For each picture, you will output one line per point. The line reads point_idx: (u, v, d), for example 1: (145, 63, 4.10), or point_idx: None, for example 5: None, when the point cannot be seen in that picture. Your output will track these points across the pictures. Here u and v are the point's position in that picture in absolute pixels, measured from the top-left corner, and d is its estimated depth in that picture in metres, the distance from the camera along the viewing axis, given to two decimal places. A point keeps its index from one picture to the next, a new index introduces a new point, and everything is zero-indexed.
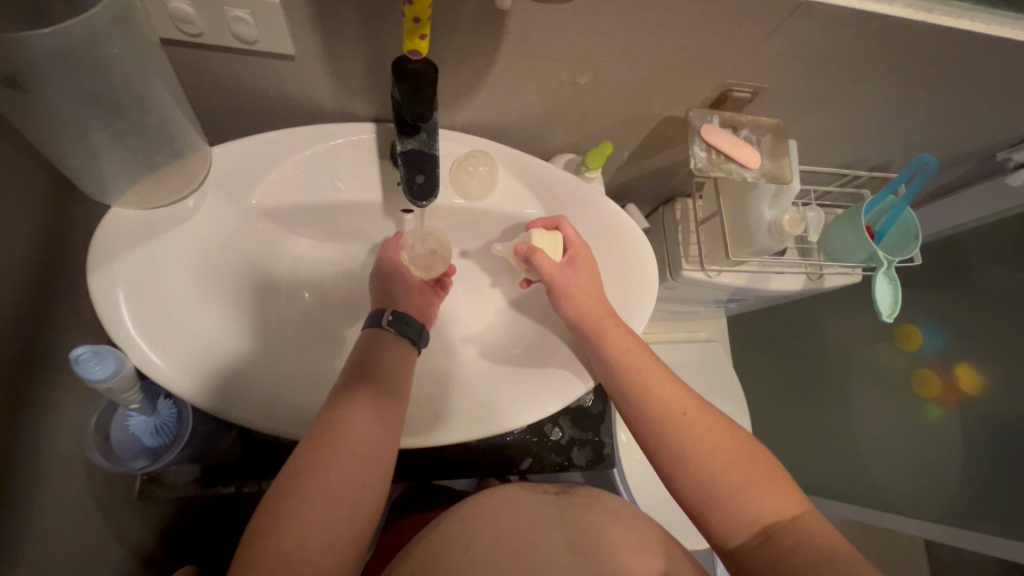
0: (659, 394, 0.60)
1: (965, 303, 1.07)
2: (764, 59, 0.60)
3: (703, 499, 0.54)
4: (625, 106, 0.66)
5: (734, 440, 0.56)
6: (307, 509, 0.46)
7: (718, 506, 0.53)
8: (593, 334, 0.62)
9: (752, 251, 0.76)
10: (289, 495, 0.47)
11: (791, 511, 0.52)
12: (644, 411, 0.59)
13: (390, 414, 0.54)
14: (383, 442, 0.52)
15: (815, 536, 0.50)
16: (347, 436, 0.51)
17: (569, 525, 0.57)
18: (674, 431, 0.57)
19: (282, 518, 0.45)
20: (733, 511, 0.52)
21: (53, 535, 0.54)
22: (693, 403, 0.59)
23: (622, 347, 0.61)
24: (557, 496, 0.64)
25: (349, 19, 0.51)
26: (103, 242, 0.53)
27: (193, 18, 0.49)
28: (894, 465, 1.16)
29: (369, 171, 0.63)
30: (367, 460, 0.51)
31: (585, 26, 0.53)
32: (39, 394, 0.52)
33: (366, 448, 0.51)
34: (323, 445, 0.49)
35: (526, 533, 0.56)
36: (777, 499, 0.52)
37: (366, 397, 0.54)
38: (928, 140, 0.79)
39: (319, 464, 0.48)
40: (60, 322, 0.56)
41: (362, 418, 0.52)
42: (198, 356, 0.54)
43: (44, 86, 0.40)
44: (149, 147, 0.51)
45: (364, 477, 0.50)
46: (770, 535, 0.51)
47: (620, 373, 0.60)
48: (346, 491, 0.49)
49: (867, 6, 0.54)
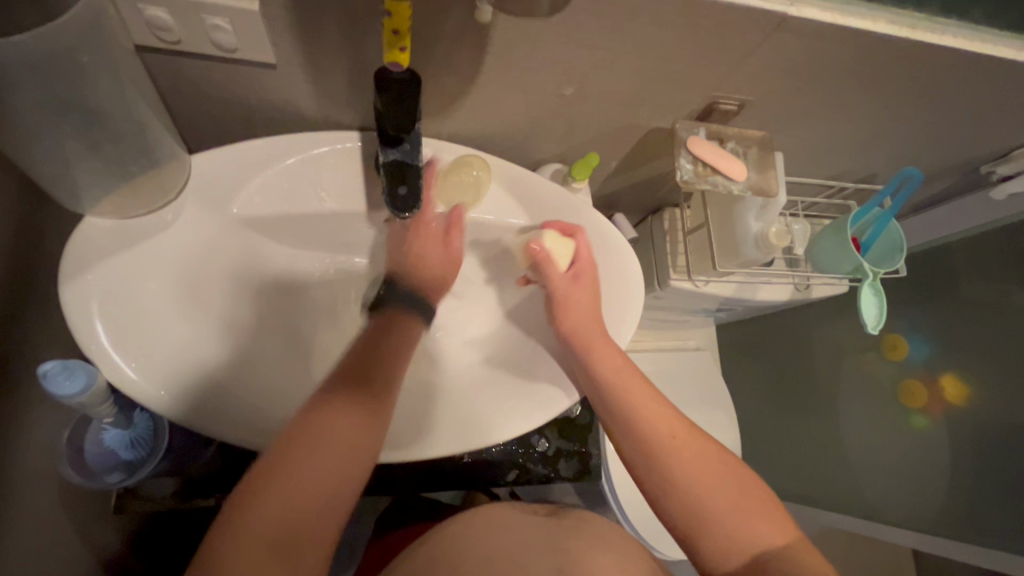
0: (654, 421, 0.59)
1: (951, 313, 1.07)
2: (749, 73, 0.60)
3: (696, 527, 0.55)
4: (612, 117, 0.66)
5: (730, 472, 0.57)
6: (267, 514, 0.44)
7: (709, 534, 0.55)
8: (588, 365, 0.62)
9: (738, 263, 0.76)
10: (247, 502, 0.44)
11: (781, 540, 0.53)
12: (637, 436, 0.59)
13: (376, 416, 0.51)
14: (359, 444, 0.49)
15: (806, 566, 0.51)
16: (321, 438, 0.47)
17: (558, 549, 0.57)
18: (663, 455, 0.58)
19: (239, 525, 0.43)
20: (724, 539, 0.54)
21: (22, 554, 0.52)
22: (681, 425, 0.60)
23: (610, 367, 0.61)
24: (549, 517, 0.64)
25: (330, 28, 0.50)
26: (76, 254, 0.52)
27: (169, 26, 0.48)
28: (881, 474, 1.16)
29: (352, 181, 0.63)
30: (337, 462, 0.47)
31: (569, 38, 0.53)
32: (11, 408, 0.51)
33: (338, 449, 0.48)
34: (292, 448, 0.46)
35: (513, 554, 0.55)
36: (767, 528, 0.54)
37: (348, 395, 0.51)
38: (913, 153, 0.80)
39: (285, 467, 0.45)
40: (32, 334, 0.55)
41: (344, 417, 0.49)
42: (174, 370, 0.53)
43: (10, 96, 0.39)
44: (125, 157, 0.50)
45: (334, 482, 0.47)
46: (760, 564, 0.52)
47: (612, 402, 0.61)
48: (311, 494, 0.46)
49: (851, 22, 0.54)
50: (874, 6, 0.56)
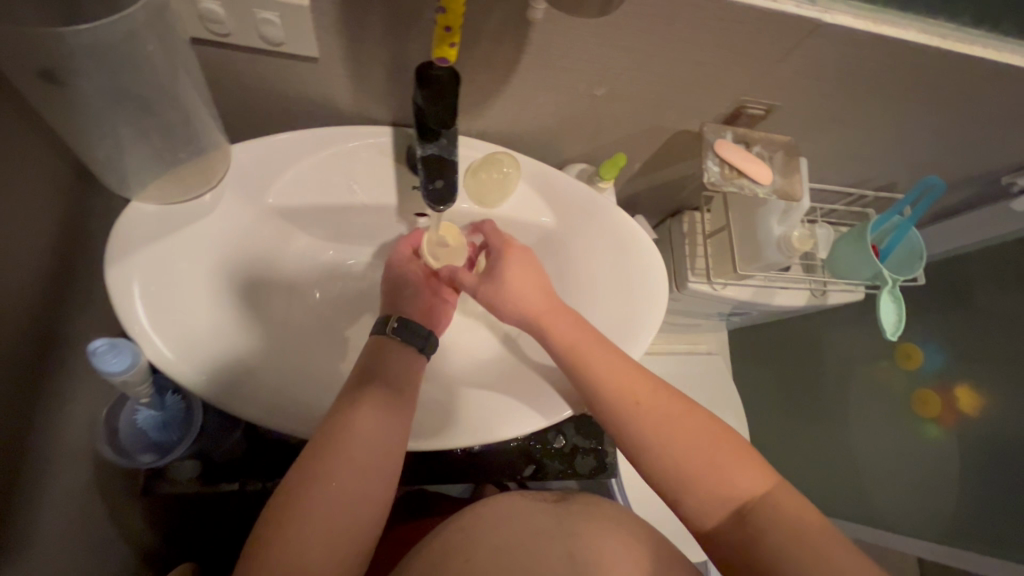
0: (610, 381, 0.57)
1: (966, 324, 1.07)
2: (779, 78, 0.61)
3: (675, 486, 0.54)
4: (641, 119, 0.67)
5: (692, 422, 0.55)
6: (311, 520, 0.46)
7: (685, 493, 0.54)
8: (542, 329, 0.61)
9: (760, 266, 0.77)
10: (290, 509, 0.46)
11: (759, 488, 0.52)
12: (601, 401, 0.58)
13: (400, 414, 0.54)
14: (386, 441, 0.52)
15: (786, 512, 0.50)
16: (353, 440, 0.50)
17: (567, 534, 0.57)
18: (630, 419, 0.56)
19: (285, 532, 0.45)
20: (705, 500, 0.53)
21: (58, 527, 0.54)
22: (644, 382, 0.58)
23: (566, 339, 0.60)
24: (556, 504, 0.63)
25: (375, 24, 0.52)
26: (122, 236, 0.53)
27: (221, 18, 0.49)
28: (890, 482, 1.17)
29: (385, 175, 0.64)
30: (368, 464, 0.50)
31: (605, 39, 0.54)
32: (55, 384, 0.53)
33: (368, 450, 0.50)
34: (326, 455, 0.49)
35: (526, 542, 0.56)
36: (744, 477, 0.52)
37: (374, 395, 0.53)
38: (934, 162, 0.80)
39: (320, 473, 0.48)
40: (77, 314, 0.56)
41: (372, 420, 0.52)
42: (209, 352, 0.54)
43: (75, 80, 0.41)
44: (174, 144, 0.51)
45: (368, 482, 0.50)
46: (743, 517, 0.51)
47: (571, 363, 0.59)
48: (350, 497, 0.49)
49: (882, 30, 0.56)
50: (903, 16, 0.58)
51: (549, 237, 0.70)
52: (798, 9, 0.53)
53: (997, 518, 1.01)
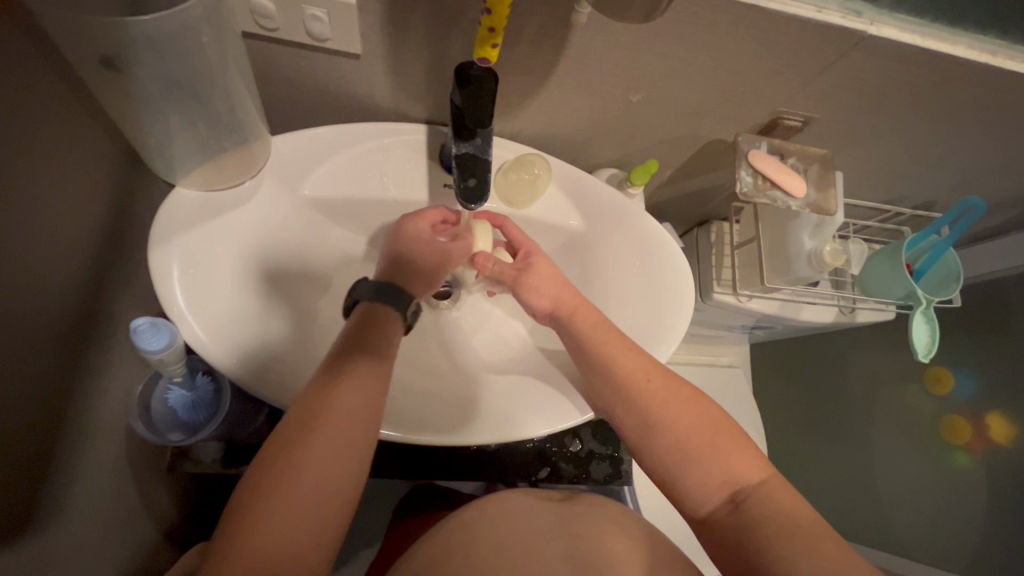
0: (629, 369, 0.57)
1: (999, 349, 1.04)
2: (818, 90, 0.60)
3: (672, 467, 0.55)
4: (674, 126, 0.67)
5: (698, 406, 0.56)
6: (292, 494, 0.44)
7: (685, 475, 0.54)
8: (567, 320, 0.62)
9: (788, 279, 0.76)
10: (270, 483, 0.44)
11: (754, 475, 0.53)
12: (609, 394, 0.58)
13: (385, 384, 0.52)
14: (369, 410, 0.50)
15: (780, 502, 0.51)
16: (335, 412, 0.48)
17: (570, 535, 0.56)
18: (640, 400, 0.56)
19: (266, 507, 0.43)
20: (703, 480, 0.53)
21: (90, 497, 0.55)
22: (657, 368, 0.58)
23: (592, 322, 0.61)
24: (560, 503, 0.63)
25: (419, 23, 0.53)
26: (165, 219, 0.55)
27: (272, 13, 0.51)
28: (912, 506, 1.13)
29: (418, 171, 0.65)
30: (348, 440, 0.48)
31: (644, 46, 0.54)
32: (96, 358, 0.55)
33: (351, 424, 0.48)
34: (308, 427, 0.47)
35: (527, 543, 0.55)
36: (742, 462, 0.53)
37: (358, 369, 0.51)
38: (976, 182, 0.78)
39: (302, 445, 0.46)
40: (119, 293, 0.58)
41: (352, 391, 0.49)
42: (240, 336, 0.55)
43: (133, 68, 0.43)
44: (219, 133, 0.53)
45: (352, 452, 0.48)
46: (737, 503, 0.52)
47: (586, 346, 0.60)
48: (330, 467, 0.46)
49: (928, 45, 0.55)
50: (950, 31, 0.56)
51: (576, 240, 0.70)
52: (842, 21, 0.52)
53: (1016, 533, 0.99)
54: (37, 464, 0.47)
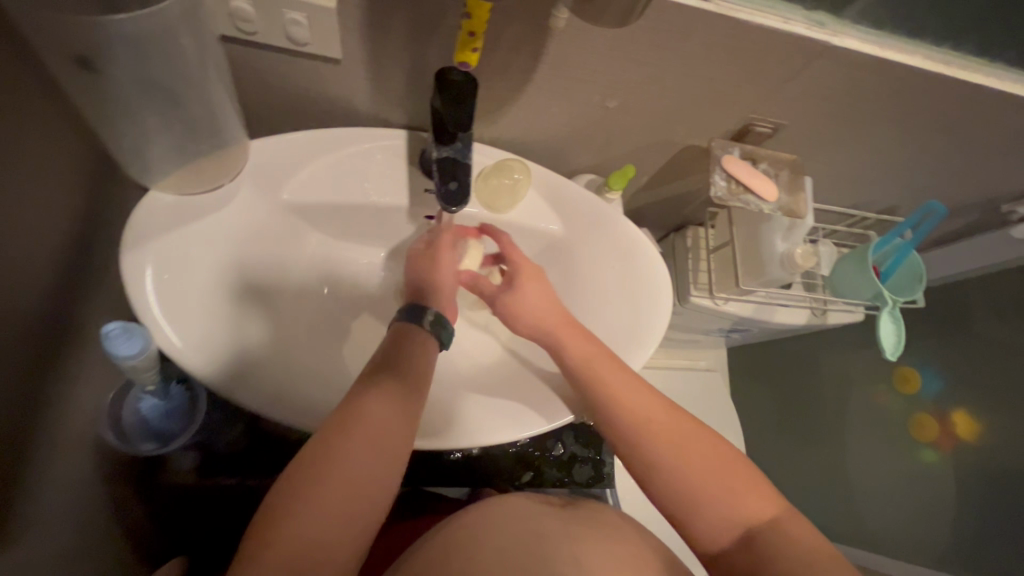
0: (628, 401, 0.56)
1: (962, 349, 1.10)
2: (787, 98, 0.63)
3: (682, 507, 0.53)
4: (651, 132, 0.69)
5: (710, 449, 0.54)
6: (324, 499, 0.44)
7: (694, 515, 0.52)
8: (557, 346, 0.60)
9: (762, 282, 0.78)
10: (302, 481, 0.44)
11: (767, 514, 0.51)
12: (610, 426, 0.56)
13: (417, 401, 0.52)
14: (401, 424, 0.50)
15: (796, 541, 0.49)
16: (368, 423, 0.48)
17: (570, 537, 0.56)
18: (642, 433, 0.55)
19: (298, 511, 0.43)
20: (714, 519, 0.52)
21: (59, 511, 0.53)
22: (661, 405, 0.57)
23: (581, 354, 0.59)
24: (563, 509, 0.62)
25: (399, 29, 0.54)
26: (139, 223, 0.54)
27: (251, 16, 0.51)
28: (887, 504, 1.16)
29: (398, 176, 0.65)
30: (382, 448, 0.48)
31: (621, 53, 0.56)
32: (66, 366, 0.53)
33: (385, 433, 0.48)
34: (341, 435, 0.46)
35: (532, 546, 0.54)
36: (754, 501, 0.52)
37: (389, 383, 0.51)
38: (935, 188, 0.82)
39: (336, 446, 0.46)
40: (89, 300, 0.57)
41: (386, 402, 0.49)
42: (217, 342, 0.54)
43: (110, 68, 0.43)
44: (197, 136, 0.52)
45: (384, 464, 0.48)
46: (751, 540, 0.50)
47: (586, 383, 0.57)
48: (363, 471, 0.46)
49: (888, 55, 0.58)
50: (908, 42, 0.60)
51: (556, 245, 0.71)
52: (808, 32, 0.55)
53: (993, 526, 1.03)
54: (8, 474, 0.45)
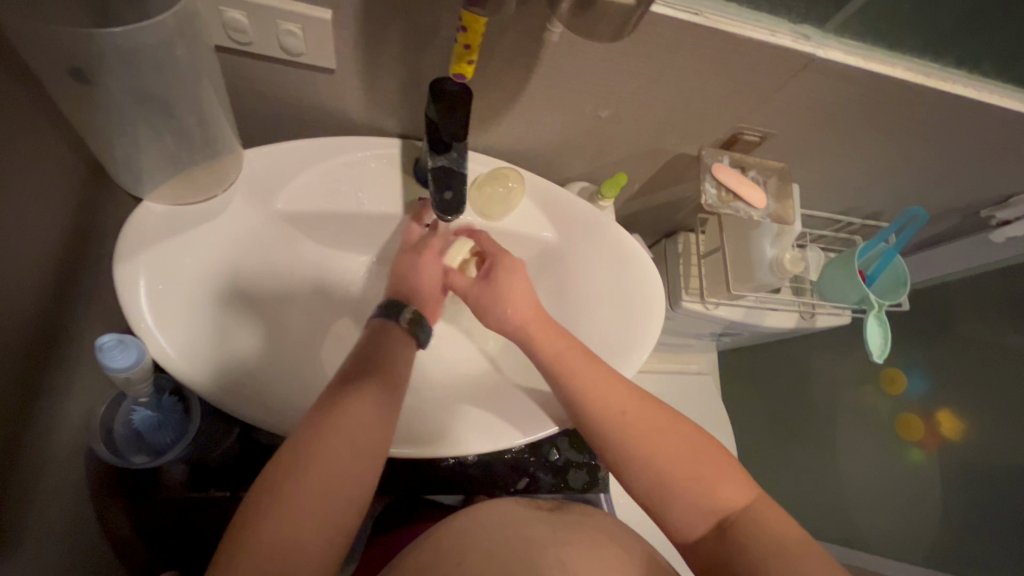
0: (599, 396, 0.55)
1: (945, 349, 1.12)
2: (774, 108, 0.64)
3: (655, 497, 0.53)
4: (642, 140, 0.70)
5: (685, 440, 0.54)
6: (298, 505, 0.43)
7: (667, 506, 0.53)
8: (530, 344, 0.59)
9: (752, 287, 0.79)
10: (276, 487, 0.44)
11: (739, 501, 0.51)
12: (585, 423, 0.56)
13: (395, 402, 0.51)
14: (382, 424, 0.49)
15: (764, 525, 0.50)
16: (347, 425, 0.47)
17: (561, 542, 0.56)
18: (616, 427, 0.54)
19: (276, 514, 0.42)
20: (687, 510, 0.52)
21: (48, 527, 0.52)
22: (632, 396, 0.56)
23: (555, 350, 0.58)
24: (552, 513, 0.62)
25: (394, 40, 0.54)
26: (133, 234, 0.53)
27: (245, 27, 0.51)
28: (875, 503, 1.17)
29: (392, 185, 0.65)
30: (357, 452, 0.47)
31: (613, 64, 0.57)
32: (56, 379, 0.52)
33: (361, 436, 0.47)
34: (315, 439, 0.46)
35: (520, 548, 0.54)
36: (728, 489, 0.52)
37: (365, 386, 0.50)
38: (919, 194, 0.84)
39: (309, 453, 0.45)
40: (80, 312, 0.56)
41: (362, 404, 0.49)
42: (211, 352, 0.54)
43: (104, 80, 0.43)
44: (191, 146, 0.52)
45: (359, 468, 0.47)
46: (724, 529, 0.51)
47: (559, 381, 0.57)
48: (338, 475, 0.45)
49: (871, 66, 0.59)
50: (890, 54, 0.61)
51: (549, 252, 0.72)
52: (794, 44, 0.56)
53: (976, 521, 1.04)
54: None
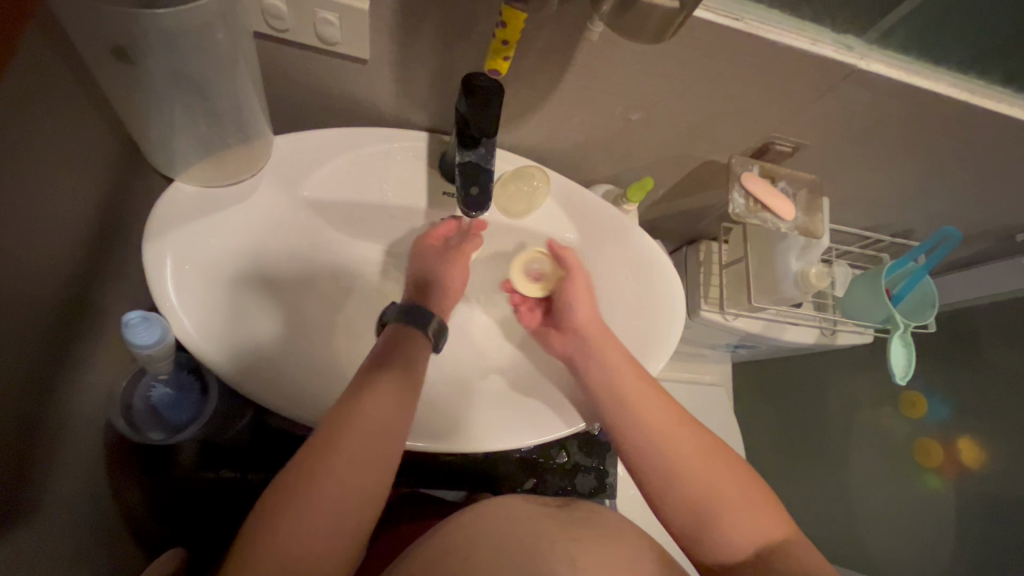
0: (646, 402, 0.58)
1: (974, 377, 1.09)
2: (809, 118, 0.63)
3: (699, 520, 0.54)
4: (671, 145, 0.69)
5: (733, 467, 0.55)
6: (321, 490, 0.45)
7: (712, 532, 0.53)
8: (589, 346, 0.63)
9: (773, 300, 0.79)
10: (303, 471, 0.46)
11: (782, 535, 0.52)
12: (633, 433, 0.57)
13: (410, 393, 0.53)
14: (397, 426, 0.50)
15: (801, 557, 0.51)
16: (366, 417, 0.49)
17: (569, 538, 0.55)
18: (670, 440, 0.56)
19: (296, 500, 0.44)
20: (734, 537, 0.52)
21: (67, 497, 0.53)
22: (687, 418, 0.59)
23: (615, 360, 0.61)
24: (561, 509, 0.62)
25: (428, 32, 0.54)
26: (163, 214, 0.54)
27: (283, 14, 0.52)
28: (886, 525, 1.15)
29: (417, 177, 0.65)
30: (379, 444, 0.49)
31: (647, 67, 0.56)
32: (81, 350, 0.53)
33: (382, 430, 0.49)
34: (340, 427, 0.48)
35: (527, 545, 0.54)
36: (771, 522, 0.53)
37: (387, 376, 0.52)
38: (952, 214, 0.82)
39: (336, 440, 0.47)
40: (108, 287, 0.57)
41: (385, 397, 0.50)
42: (232, 334, 0.54)
43: (145, 59, 0.43)
44: (224, 130, 0.53)
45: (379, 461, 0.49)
46: (763, 560, 0.51)
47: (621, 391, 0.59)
48: (360, 466, 0.47)
49: (914, 80, 0.58)
50: (933, 68, 0.60)
51: None
52: (835, 54, 0.55)
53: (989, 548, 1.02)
54: (14, 454, 0.45)
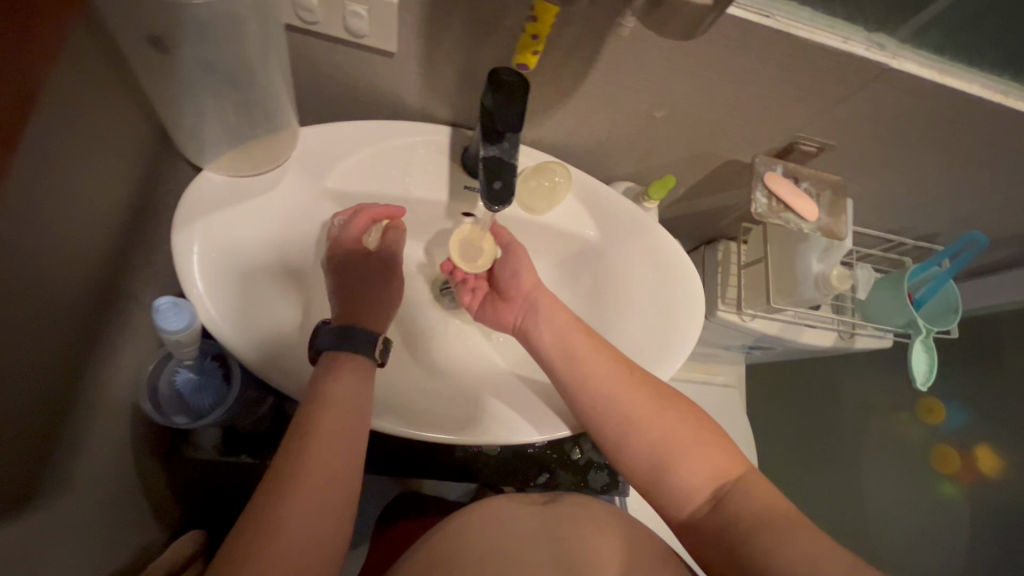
0: (608, 371, 0.58)
1: (997, 386, 1.09)
2: (836, 118, 0.62)
3: (656, 470, 0.56)
4: (694, 143, 0.68)
5: (688, 421, 0.57)
6: (305, 482, 0.45)
7: (669, 480, 0.56)
8: (534, 307, 0.64)
9: (792, 301, 0.77)
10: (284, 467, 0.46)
11: (734, 474, 0.55)
12: (591, 399, 0.58)
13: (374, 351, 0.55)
14: (362, 401, 0.51)
15: (756, 495, 0.54)
16: (333, 401, 0.50)
17: (555, 538, 0.56)
18: (626, 401, 0.58)
19: (279, 499, 0.44)
20: (688, 481, 0.55)
21: (95, 474, 0.54)
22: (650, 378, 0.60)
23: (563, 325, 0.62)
24: (544, 505, 0.61)
25: (456, 26, 0.54)
26: (193, 200, 0.55)
27: (314, 6, 0.52)
28: (899, 530, 1.15)
29: (439, 170, 0.66)
30: (351, 427, 0.50)
31: (674, 64, 0.56)
32: (112, 331, 0.54)
33: (351, 408, 0.50)
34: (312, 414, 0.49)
35: (515, 549, 0.54)
36: (721, 463, 0.56)
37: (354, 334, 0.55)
38: (979, 218, 0.81)
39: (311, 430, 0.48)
40: (137, 272, 0.58)
41: (349, 378, 0.52)
42: (255, 321, 0.55)
43: (181, 49, 0.44)
44: (253, 120, 0.54)
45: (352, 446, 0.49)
46: (719, 500, 0.54)
47: (577, 355, 0.60)
48: (336, 451, 0.48)
49: (947, 81, 0.57)
50: (966, 69, 0.59)
51: (589, 251, 0.71)
52: (866, 53, 0.54)
53: (1003, 553, 1.05)
54: (47, 430, 0.46)
